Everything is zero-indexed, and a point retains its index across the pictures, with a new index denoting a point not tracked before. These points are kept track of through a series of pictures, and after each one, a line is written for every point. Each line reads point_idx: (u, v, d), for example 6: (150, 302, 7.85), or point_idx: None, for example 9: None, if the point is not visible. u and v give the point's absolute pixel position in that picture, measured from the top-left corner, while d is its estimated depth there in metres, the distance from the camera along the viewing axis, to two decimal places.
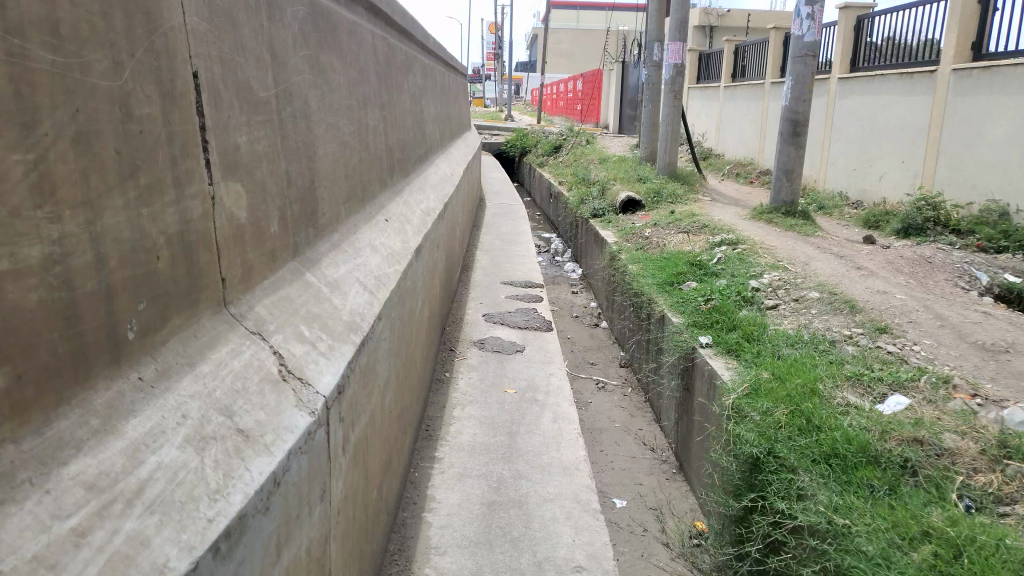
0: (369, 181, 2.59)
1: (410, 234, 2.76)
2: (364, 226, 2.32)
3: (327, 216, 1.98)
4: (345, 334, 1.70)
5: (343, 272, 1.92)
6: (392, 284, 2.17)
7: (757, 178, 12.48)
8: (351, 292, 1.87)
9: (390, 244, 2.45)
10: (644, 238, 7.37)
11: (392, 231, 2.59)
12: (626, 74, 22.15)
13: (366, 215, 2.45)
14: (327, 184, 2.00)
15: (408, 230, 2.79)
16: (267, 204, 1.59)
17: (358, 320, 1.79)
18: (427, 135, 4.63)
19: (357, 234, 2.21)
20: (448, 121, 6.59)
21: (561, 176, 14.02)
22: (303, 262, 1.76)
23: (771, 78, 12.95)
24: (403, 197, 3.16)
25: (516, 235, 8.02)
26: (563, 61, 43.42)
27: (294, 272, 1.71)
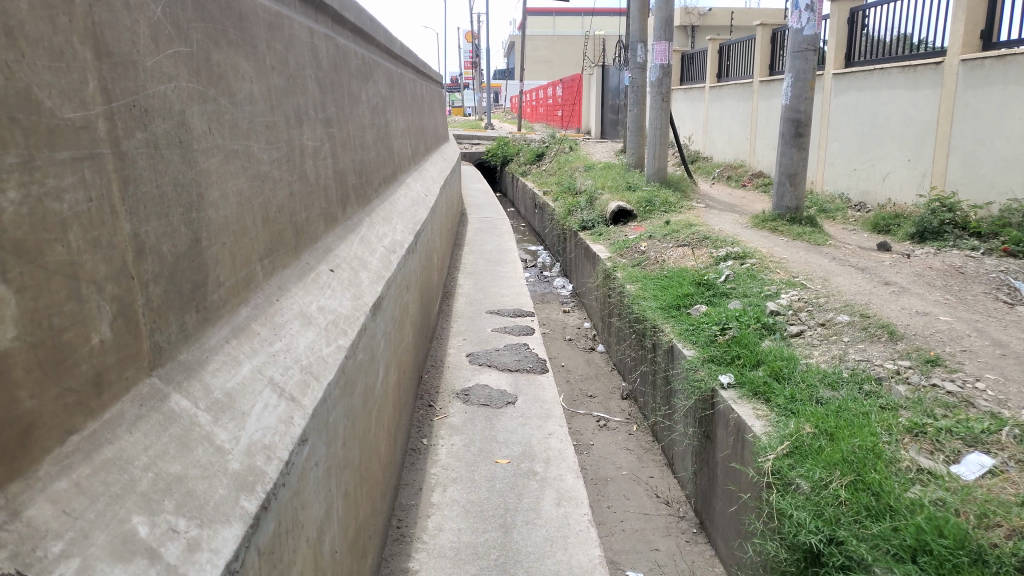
0: (307, 222, 1.96)
1: (365, 284, 2.12)
2: (293, 288, 1.69)
3: (224, 291, 1.36)
4: (224, 509, 1.07)
5: (240, 383, 1.29)
6: (330, 376, 1.50)
7: (750, 181, 12.00)
8: (249, 421, 1.24)
9: (336, 308, 1.81)
10: (641, 253, 6.79)
11: (340, 285, 1.96)
12: (608, 77, 21.70)
13: (301, 268, 1.81)
14: (223, 242, 1.37)
15: (363, 278, 2.16)
16: (76, 309, 0.96)
17: (255, 472, 1.16)
18: (394, 151, 4.01)
19: (281, 304, 1.58)
20: (421, 133, 5.96)
21: (545, 185, 13.46)
22: (164, 382, 1.14)
23: (761, 75, 12.46)
24: (361, 233, 2.53)
25: (501, 253, 7.42)
26: (541, 67, 42.96)
27: (140, 408, 1.08)
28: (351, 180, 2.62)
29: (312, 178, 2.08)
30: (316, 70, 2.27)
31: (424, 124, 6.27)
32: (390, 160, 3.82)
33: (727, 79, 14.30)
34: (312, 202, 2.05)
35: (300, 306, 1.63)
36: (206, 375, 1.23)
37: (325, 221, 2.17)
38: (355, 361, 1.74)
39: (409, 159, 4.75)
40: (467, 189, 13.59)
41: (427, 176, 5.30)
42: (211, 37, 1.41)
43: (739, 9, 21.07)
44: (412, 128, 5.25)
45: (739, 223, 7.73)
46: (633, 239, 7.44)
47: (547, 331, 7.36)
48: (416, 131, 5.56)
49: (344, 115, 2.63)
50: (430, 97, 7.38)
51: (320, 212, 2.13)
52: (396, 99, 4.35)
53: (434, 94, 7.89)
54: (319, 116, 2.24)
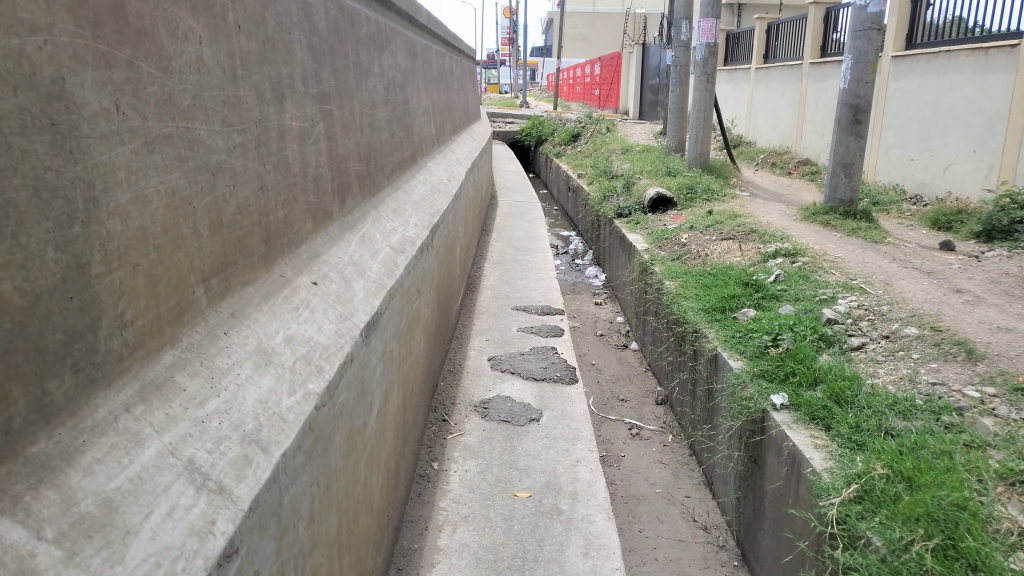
0: (287, 224, 1.62)
1: (357, 298, 1.75)
2: (249, 317, 1.37)
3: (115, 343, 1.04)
4: None
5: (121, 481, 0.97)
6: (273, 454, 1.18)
7: (796, 169, 11.35)
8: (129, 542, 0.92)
9: (312, 336, 1.47)
10: (680, 245, 6.32)
11: (324, 301, 1.60)
12: (649, 57, 20.99)
13: (270, 284, 1.48)
14: (122, 266, 1.05)
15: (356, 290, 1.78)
16: None
17: None
18: (414, 131, 3.62)
19: (219, 346, 1.25)
20: (449, 111, 5.55)
21: (580, 168, 12.97)
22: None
23: (811, 58, 11.72)
24: (364, 231, 2.16)
25: (531, 240, 7.00)
26: (579, 45, 42.01)
27: None
28: (354, 167, 2.24)
29: (294, 166, 1.70)
30: (310, 36, 1.88)
31: (453, 101, 5.86)
32: (409, 140, 3.42)
33: (774, 61, 13.54)
34: (293, 195, 1.67)
35: (240, 356, 1.29)
36: (61, 482, 0.92)
37: (312, 218, 1.80)
38: (329, 408, 1.40)
39: (433, 141, 4.36)
40: (499, 169, 13.15)
41: (452, 158, 4.91)
42: (116, 0, 1.05)
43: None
44: (438, 105, 4.84)
45: (788, 214, 7.18)
46: (673, 229, 6.96)
47: (578, 324, 6.96)
48: (443, 110, 5.15)
49: (348, 90, 2.25)
50: (461, 72, 6.96)
51: (306, 207, 1.75)
52: (418, 74, 3.94)
53: (465, 70, 7.46)
54: (311, 92, 1.86)
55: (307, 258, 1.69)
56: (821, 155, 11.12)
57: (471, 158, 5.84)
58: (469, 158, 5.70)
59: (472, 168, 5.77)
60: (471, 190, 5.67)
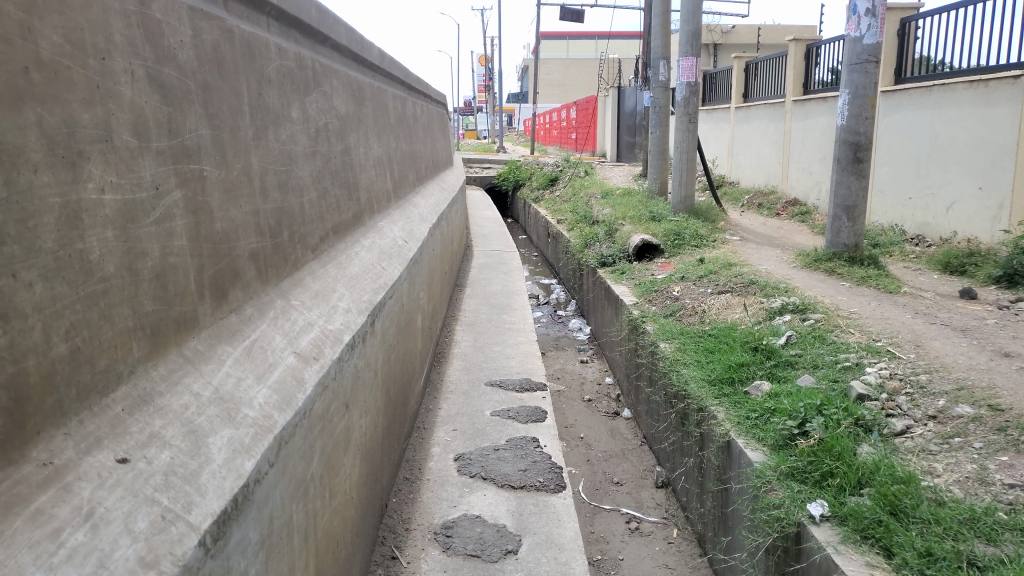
0: (67, 375, 1.00)
1: (207, 473, 1.13)
2: None
3: None
4: None
5: None
6: None
7: (784, 209, 10.94)
8: None
9: None
10: (673, 298, 5.74)
11: (120, 512, 0.99)
12: (624, 100, 20.92)
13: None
14: None
15: (196, 466, 1.13)
16: None
17: None
18: (360, 187, 3.01)
19: None
20: (412, 158, 4.97)
21: (559, 213, 12.50)
22: None
23: (793, 95, 11.47)
24: (256, 340, 1.53)
25: (508, 297, 6.40)
26: (555, 91, 42.38)
27: None
28: (244, 247, 1.61)
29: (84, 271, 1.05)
30: (158, 64, 1.28)
31: (416, 148, 5.31)
32: (351, 198, 2.80)
33: (754, 100, 13.29)
34: (80, 320, 1.02)
35: None
36: None
37: (123, 353, 1.13)
38: None
39: (388, 194, 3.77)
40: (475, 216, 12.62)
41: (414, 213, 4.31)
42: None
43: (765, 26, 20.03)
44: (397, 153, 4.27)
45: (784, 261, 6.67)
46: (662, 281, 6.39)
47: (562, 387, 6.31)
48: (403, 156, 4.58)
49: (240, 142, 1.63)
50: (427, 117, 6.45)
51: (110, 337, 1.10)
52: (367, 118, 3.36)
53: (432, 113, 6.95)
54: (153, 147, 1.23)
55: (97, 428, 1.05)
56: (809, 195, 10.76)
57: (437, 209, 5.26)
58: (435, 210, 5.11)
59: (440, 222, 5.17)
60: (439, 245, 5.07)
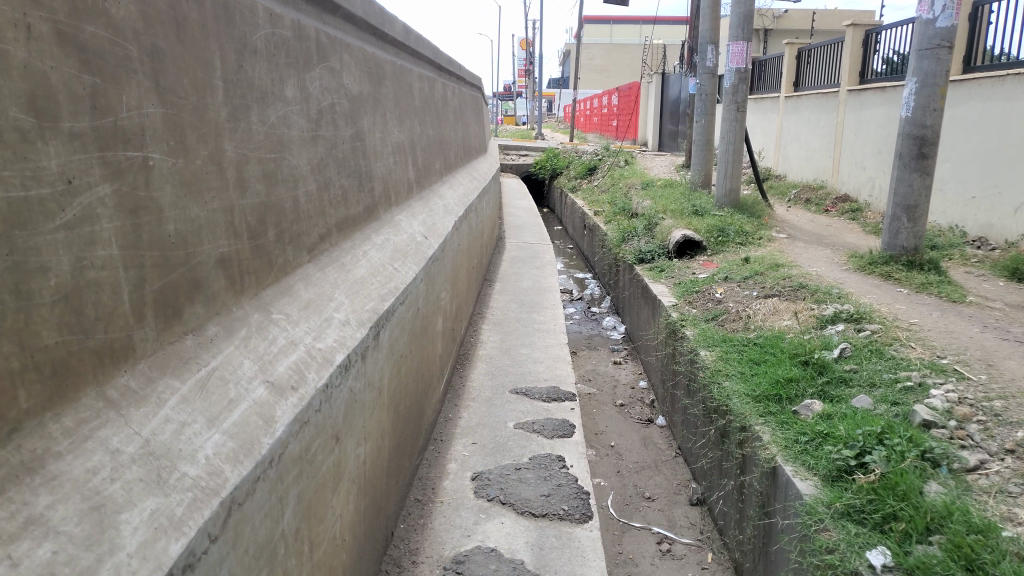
0: None
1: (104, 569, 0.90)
2: None
3: None
4: None
5: None
6: None
7: (834, 206, 10.37)
8: None
9: None
10: (715, 300, 5.37)
11: None
12: (668, 87, 20.35)
13: None
14: None
15: (92, 560, 0.90)
16: None
17: None
18: (374, 176, 2.74)
19: None
20: (439, 145, 4.69)
21: (597, 204, 12.13)
22: None
23: (848, 85, 10.84)
24: (213, 367, 1.28)
25: (539, 293, 6.09)
26: (597, 78, 41.64)
27: None
28: (206, 251, 1.34)
29: None
30: (77, 25, 1.03)
31: (446, 135, 5.03)
32: (361, 188, 2.53)
33: (806, 89, 12.65)
34: None
35: None
36: None
37: None
38: None
39: (409, 184, 3.49)
40: (510, 206, 12.30)
41: (439, 204, 4.03)
42: None
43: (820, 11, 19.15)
44: (422, 139, 3.99)
45: (837, 262, 6.21)
46: (702, 281, 6.00)
47: (593, 390, 5.99)
48: (430, 144, 4.30)
49: (206, 122, 1.37)
50: (460, 103, 6.16)
51: None
52: (386, 101, 3.08)
53: (466, 99, 6.65)
54: (64, 127, 1.00)
55: None
56: (862, 191, 10.17)
57: (466, 200, 4.98)
58: (463, 202, 4.82)
59: (468, 214, 4.89)
60: (466, 238, 4.79)
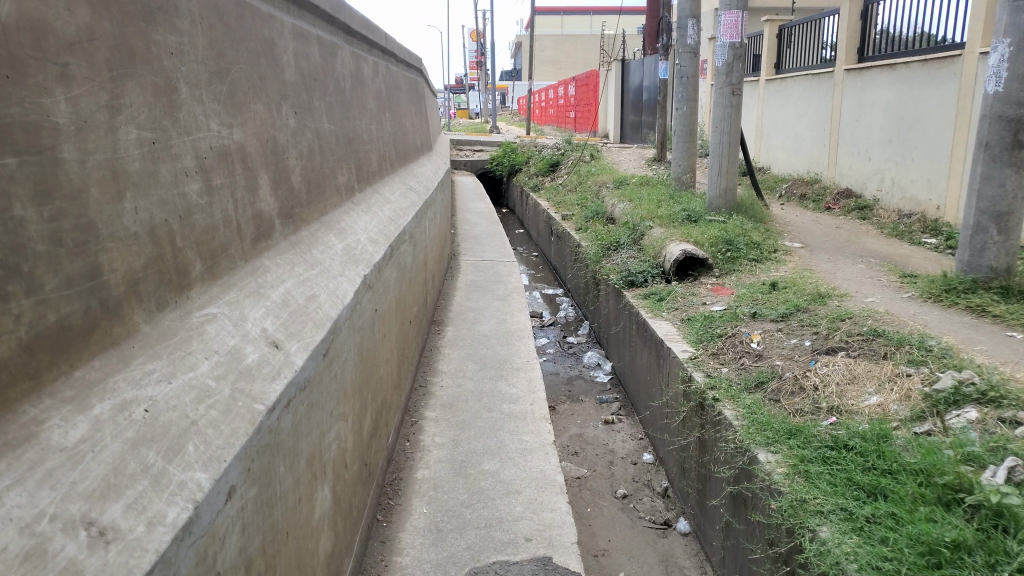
0: None
1: None
2: None
3: None
4: None
5: None
6: None
7: (836, 203, 9.05)
8: None
9: None
10: (751, 351, 3.95)
11: None
12: (628, 75, 19.24)
13: None
14: None
15: None
16: None
17: None
18: (100, 231, 1.09)
19: None
20: (348, 140, 3.04)
21: (564, 206, 10.65)
22: None
23: (845, 64, 9.46)
24: None
25: (507, 341, 4.51)
26: (551, 70, 40.21)
27: None
28: None
29: None
30: None
31: (359, 122, 3.36)
32: (10, 288, 0.89)
33: (790, 72, 11.25)
34: None
35: None
36: None
37: None
38: None
39: (262, 216, 1.85)
40: (466, 210, 10.73)
41: (339, 242, 2.39)
42: None
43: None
44: (300, 130, 2.32)
45: (895, 288, 4.78)
46: (719, 322, 4.51)
47: (585, 472, 4.45)
48: (326, 143, 2.64)
49: None
50: (389, 84, 4.52)
51: None
52: (172, 50, 1.42)
53: (398, 81, 4.98)
54: None
55: None
56: (867, 185, 8.81)
57: (396, 222, 3.34)
58: (393, 230, 3.19)
59: (399, 246, 3.26)
60: (398, 284, 3.16)
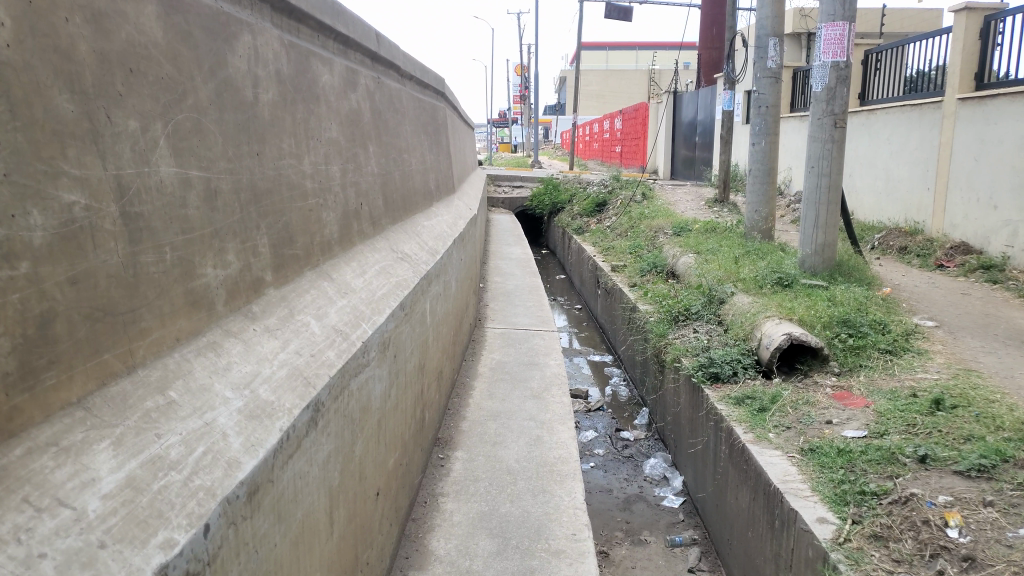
0: None
1: None
2: None
3: None
4: None
5: None
6: None
7: (950, 260, 7.38)
8: None
9: None
10: (953, 544, 2.40)
11: None
12: (680, 109, 17.87)
13: None
14: None
15: None
16: None
17: None
18: None
19: None
20: (244, 189, 1.61)
21: (614, 254, 9.20)
22: None
23: (958, 93, 7.77)
24: None
25: (542, 483, 3.02)
26: (594, 105, 39.18)
27: None
28: None
29: None
30: None
31: (286, 152, 1.93)
32: None
33: (881, 102, 9.60)
34: None
35: None
36: None
37: None
38: None
39: None
40: (501, 256, 9.34)
41: (109, 473, 0.94)
42: None
43: (890, 9, 15.56)
44: (8, 190, 0.90)
45: None
46: (859, 479, 2.90)
47: None
48: (160, 202, 1.23)
49: None
50: (378, 103, 3.11)
51: None
52: None
53: (396, 99, 3.59)
54: None
55: None
56: (991, 240, 7.11)
57: (344, 330, 1.88)
58: (339, 354, 1.73)
59: (350, 383, 1.79)
60: (339, 467, 1.70)
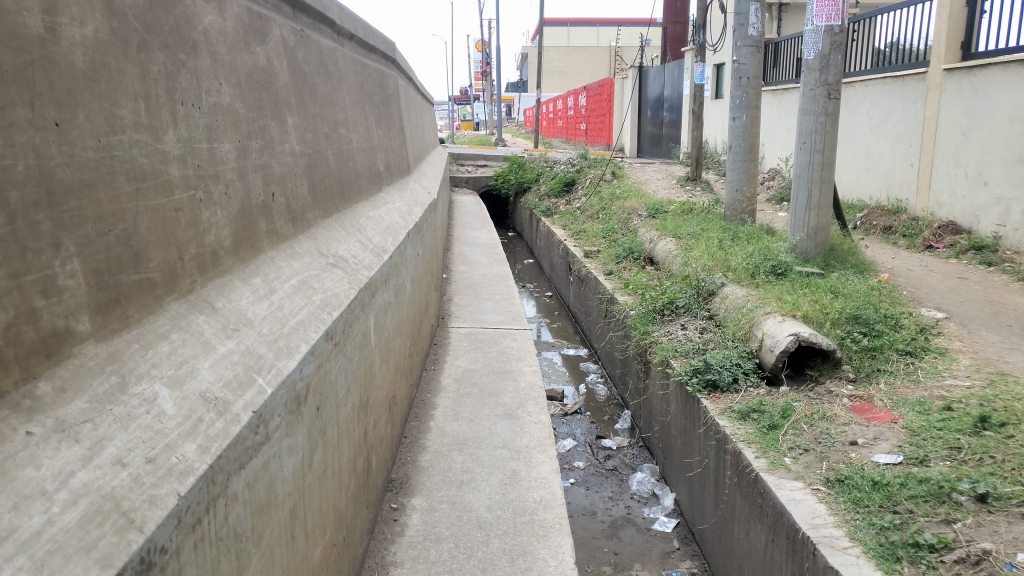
0: None
1: None
2: None
3: None
4: None
5: None
6: None
7: (939, 240, 6.93)
8: None
9: None
10: None
11: None
12: (646, 83, 17.29)
13: None
14: None
15: None
16: None
17: None
18: None
19: None
20: (5, 198, 0.97)
21: (586, 238, 8.62)
22: None
23: (945, 63, 7.27)
24: None
25: (518, 545, 2.45)
26: (557, 82, 38.39)
27: None
28: None
29: None
30: None
31: (125, 131, 1.28)
32: None
33: (858, 74, 9.11)
34: None
35: None
36: None
37: None
38: None
39: None
40: (466, 241, 8.70)
41: None
42: None
43: None
44: None
45: None
46: (911, 526, 2.33)
47: None
48: None
49: None
50: (300, 63, 2.44)
51: None
52: None
53: (330, 59, 2.90)
54: None
55: None
56: (982, 217, 6.67)
57: (214, 398, 1.25)
58: (202, 448, 1.11)
59: (228, 486, 1.17)
60: None
